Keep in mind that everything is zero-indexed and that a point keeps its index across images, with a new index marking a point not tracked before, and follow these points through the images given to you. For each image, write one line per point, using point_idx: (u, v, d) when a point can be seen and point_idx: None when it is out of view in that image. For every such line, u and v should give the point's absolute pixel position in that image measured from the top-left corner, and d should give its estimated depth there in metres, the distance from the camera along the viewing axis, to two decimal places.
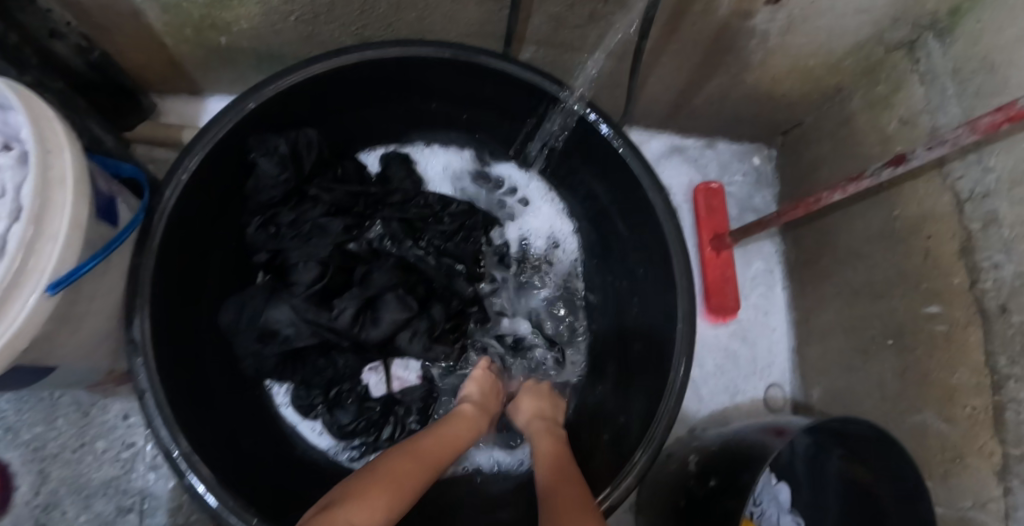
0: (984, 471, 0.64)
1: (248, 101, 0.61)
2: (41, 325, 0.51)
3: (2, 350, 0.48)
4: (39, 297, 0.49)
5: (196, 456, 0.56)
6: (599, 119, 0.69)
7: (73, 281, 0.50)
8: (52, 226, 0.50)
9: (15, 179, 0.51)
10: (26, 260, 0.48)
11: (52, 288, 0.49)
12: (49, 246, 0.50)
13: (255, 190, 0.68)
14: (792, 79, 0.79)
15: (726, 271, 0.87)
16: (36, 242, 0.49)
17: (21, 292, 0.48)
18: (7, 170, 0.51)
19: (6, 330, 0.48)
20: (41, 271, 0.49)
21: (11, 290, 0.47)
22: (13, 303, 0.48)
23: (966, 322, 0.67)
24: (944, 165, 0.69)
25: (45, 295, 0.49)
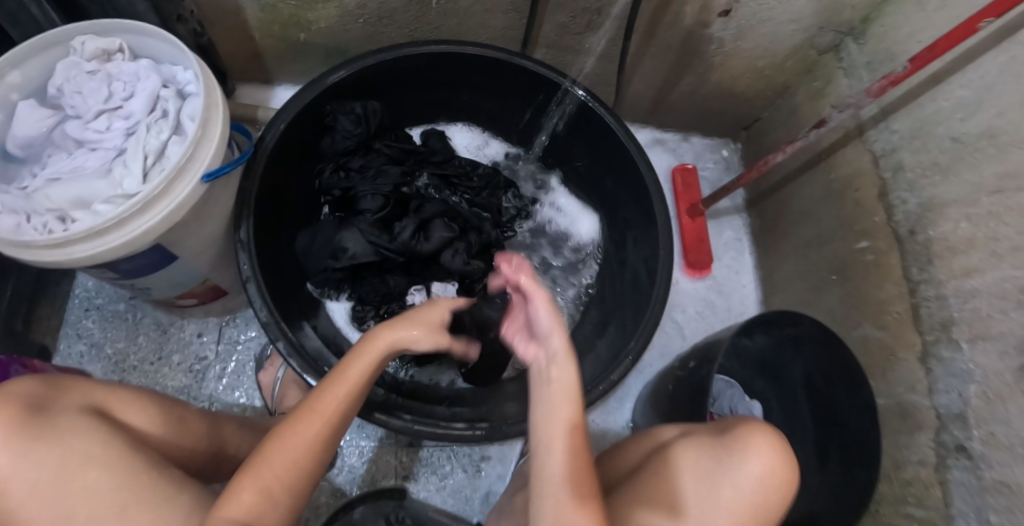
0: (911, 361, 0.81)
1: (332, 75, 0.80)
2: (192, 206, 0.68)
3: (166, 217, 0.65)
4: (197, 183, 0.66)
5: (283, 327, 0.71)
6: (587, 96, 0.89)
7: (218, 176, 0.68)
8: (209, 134, 0.67)
9: (176, 105, 0.70)
10: (191, 155, 0.65)
11: (207, 177, 0.66)
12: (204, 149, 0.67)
13: (332, 142, 0.86)
14: (747, 78, 1.01)
15: (701, 233, 1.07)
16: (198, 144, 0.66)
17: (183, 179, 0.65)
18: (169, 99, 0.70)
19: (173, 203, 0.64)
20: (199, 166, 0.66)
21: (181, 174, 0.65)
22: (178, 185, 0.65)
23: (887, 249, 0.85)
24: (863, 133, 0.91)
25: (199, 183, 0.67)
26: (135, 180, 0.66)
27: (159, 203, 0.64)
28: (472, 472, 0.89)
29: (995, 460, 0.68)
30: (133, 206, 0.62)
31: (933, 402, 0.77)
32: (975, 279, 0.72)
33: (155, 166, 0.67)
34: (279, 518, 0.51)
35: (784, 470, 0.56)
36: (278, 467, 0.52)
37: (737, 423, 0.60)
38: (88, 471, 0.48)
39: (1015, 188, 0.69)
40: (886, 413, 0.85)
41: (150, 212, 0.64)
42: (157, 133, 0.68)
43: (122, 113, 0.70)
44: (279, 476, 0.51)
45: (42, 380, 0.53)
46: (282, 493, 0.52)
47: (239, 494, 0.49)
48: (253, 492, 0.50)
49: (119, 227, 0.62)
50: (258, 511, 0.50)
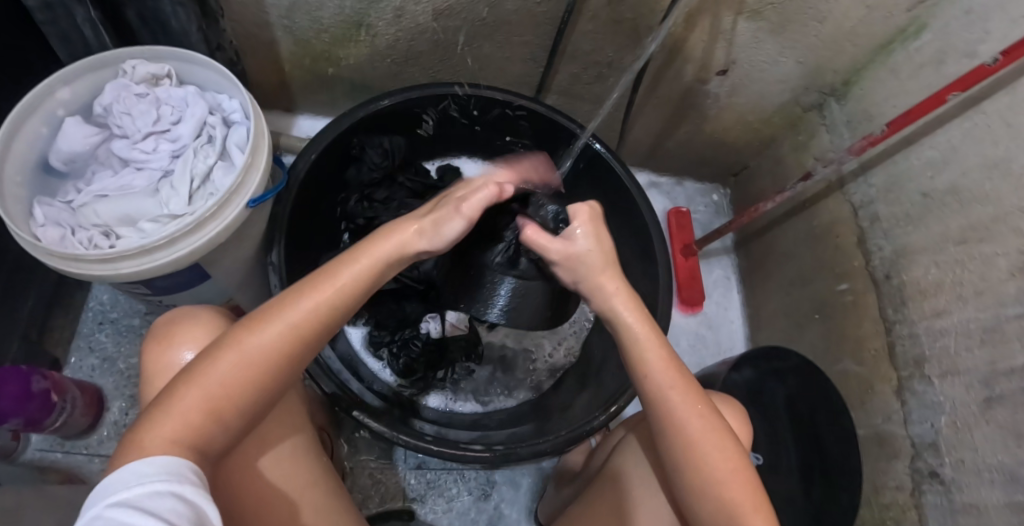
0: (887, 393, 0.88)
1: (363, 110, 0.86)
2: (235, 228, 0.71)
3: (212, 237, 0.68)
4: (244, 207, 0.70)
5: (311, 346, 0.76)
6: (601, 147, 0.96)
7: (261, 201, 0.72)
8: (257, 161, 0.71)
9: (222, 132, 0.74)
10: (241, 181, 0.69)
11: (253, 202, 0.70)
12: (252, 175, 0.71)
13: (359, 172, 0.92)
14: (738, 130, 1.11)
15: (693, 272, 1.15)
16: (248, 170, 0.70)
17: (232, 203, 0.69)
18: (217, 125, 0.74)
19: (222, 225, 0.68)
20: (246, 191, 0.70)
21: (231, 198, 0.68)
22: (227, 208, 0.68)
23: (865, 290, 0.94)
24: (843, 186, 1.00)
25: (245, 207, 0.70)
26: (181, 201, 0.69)
27: (208, 224, 0.67)
28: (478, 495, 0.91)
29: (965, 483, 0.75)
30: (186, 226, 0.65)
31: (908, 431, 0.84)
32: (944, 319, 0.81)
33: (201, 190, 0.70)
34: (221, 440, 0.51)
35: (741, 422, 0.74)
36: (226, 381, 0.51)
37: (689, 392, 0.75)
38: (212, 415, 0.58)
39: (977, 239, 0.78)
40: (865, 442, 0.92)
41: (199, 233, 0.67)
42: (205, 157, 0.72)
43: (170, 135, 0.74)
44: (227, 393, 0.51)
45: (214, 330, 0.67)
46: (230, 413, 0.51)
47: (184, 401, 0.49)
48: (200, 408, 0.49)
49: (169, 246, 0.65)
50: (204, 430, 0.50)
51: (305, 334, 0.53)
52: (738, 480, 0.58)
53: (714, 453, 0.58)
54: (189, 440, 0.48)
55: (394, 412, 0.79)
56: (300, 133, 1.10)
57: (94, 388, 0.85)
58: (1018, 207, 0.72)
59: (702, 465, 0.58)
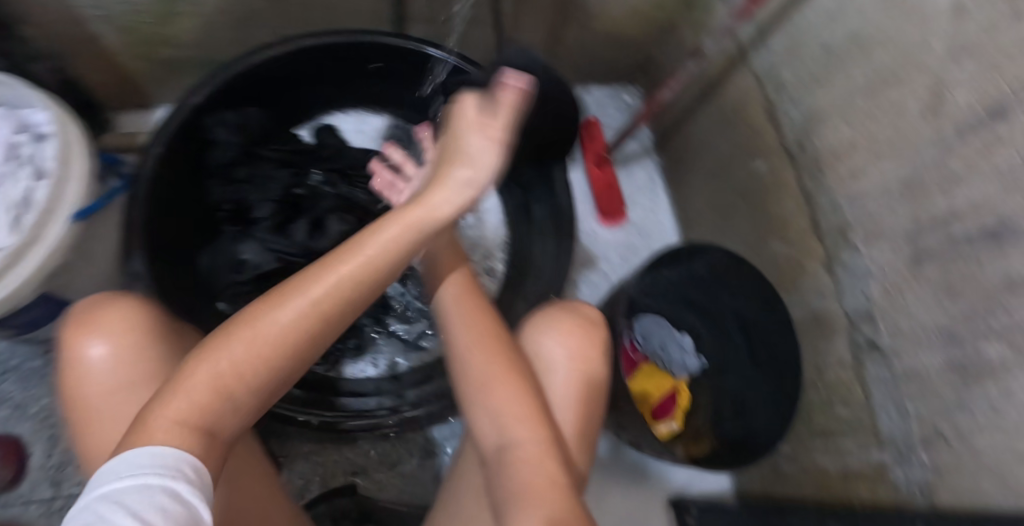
0: (817, 269, 0.83)
1: (195, 93, 0.79)
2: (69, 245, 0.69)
3: (41, 264, 0.65)
4: (67, 224, 0.67)
5: None
6: (464, 64, 0.84)
7: (90, 212, 0.69)
8: (71, 172, 0.69)
9: (33, 148, 0.70)
10: (56, 196, 0.67)
11: (78, 216, 0.68)
12: (70, 189, 0.68)
13: (214, 156, 0.86)
14: (630, 20, 1.02)
15: (610, 180, 1.08)
16: (62, 183, 0.68)
17: (53, 222, 0.66)
18: (26, 144, 0.71)
19: (45, 247, 0.65)
20: (68, 205, 0.67)
21: (48, 216, 0.66)
22: (49, 227, 0.66)
23: (780, 165, 0.87)
24: (744, 56, 0.92)
25: (71, 223, 0.68)
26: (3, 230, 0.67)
27: (30, 251, 0.64)
28: (423, 454, 0.90)
29: (904, 349, 0.70)
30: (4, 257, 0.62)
31: (842, 304, 0.80)
32: (862, 180, 0.74)
33: (22, 214, 0.68)
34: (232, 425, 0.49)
35: (591, 339, 0.66)
36: (240, 357, 0.49)
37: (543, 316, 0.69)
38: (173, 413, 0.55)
39: (886, 86, 0.70)
40: (802, 323, 0.87)
41: (22, 262, 0.64)
42: (20, 180, 0.69)
43: None
44: (243, 374, 0.48)
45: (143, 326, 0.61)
46: (245, 393, 0.49)
47: (208, 368, 0.48)
48: (208, 387, 0.47)
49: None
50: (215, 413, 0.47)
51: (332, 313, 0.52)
52: (542, 464, 0.52)
53: (523, 435, 0.55)
54: (203, 422, 0.46)
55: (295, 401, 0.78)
56: None
57: (8, 438, 0.82)
58: (921, 39, 0.64)
59: (505, 443, 0.55)
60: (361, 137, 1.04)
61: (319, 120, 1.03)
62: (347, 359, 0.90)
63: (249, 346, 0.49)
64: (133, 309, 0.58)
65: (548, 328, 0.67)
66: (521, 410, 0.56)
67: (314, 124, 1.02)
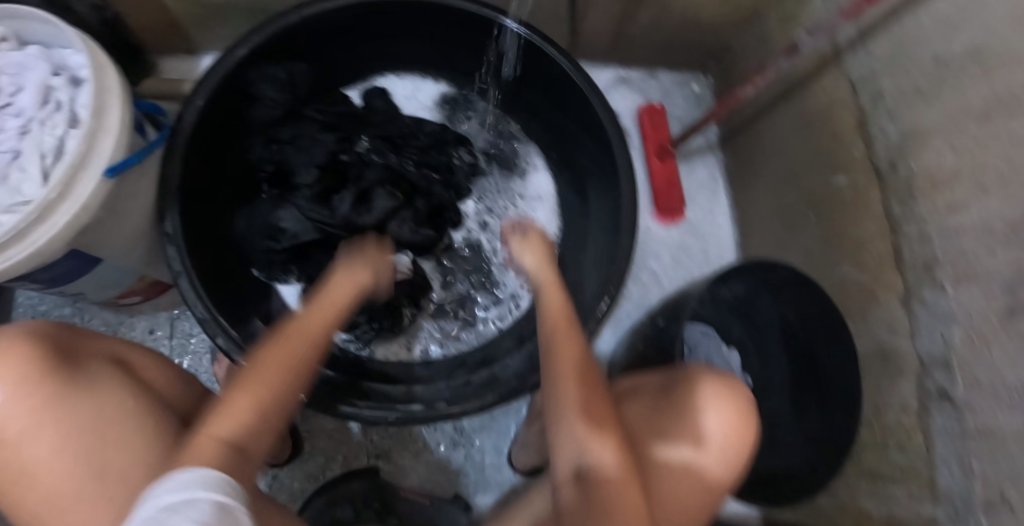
0: (892, 303, 0.76)
1: (240, 46, 0.73)
2: (100, 201, 0.65)
3: (71, 220, 0.62)
4: (101, 179, 0.64)
5: (206, 320, 0.68)
6: (535, 35, 0.77)
7: (125, 169, 0.66)
8: (107, 123, 0.65)
9: (68, 94, 0.67)
10: (88, 150, 0.63)
11: (110, 172, 0.64)
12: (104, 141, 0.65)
13: (258, 113, 0.81)
14: (714, 4, 0.94)
15: (672, 176, 0.98)
16: (94, 135, 0.64)
17: (84, 176, 0.63)
18: (62, 88, 0.67)
19: (75, 202, 0.62)
20: (101, 158, 0.64)
21: (79, 173, 0.62)
22: (79, 184, 0.63)
23: (866, 183, 0.79)
24: (840, 60, 0.83)
25: (104, 178, 0.64)
26: (34, 182, 0.64)
27: (59, 207, 0.62)
28: (449, 444, 0.84)
29: (977, 404, 0.63)
30: (31, 214, 0.59)
31: (915, 345, 0.73)
32: (960, 214, 0.66)
33: (54, 165, 0.65)
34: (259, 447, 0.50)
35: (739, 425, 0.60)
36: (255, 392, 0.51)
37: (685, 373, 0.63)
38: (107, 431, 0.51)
39: (999, 113, 0.61)
40: (867, 358, 0.80)
41: (53, 217, 0.61)
42: (53, 128, 0.66)
43: (11, 109, 0.67)
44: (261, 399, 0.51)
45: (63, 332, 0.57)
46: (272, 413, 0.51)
47: (243, 392, 0.50)
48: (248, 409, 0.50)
49: (21, 239, 0.60)
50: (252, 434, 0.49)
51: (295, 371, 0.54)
52: None
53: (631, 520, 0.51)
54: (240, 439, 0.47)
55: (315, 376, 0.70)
56: None
57: None
58: None
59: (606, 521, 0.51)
60: (412, 103, 0.96)
61: (371, 81, 0.96)
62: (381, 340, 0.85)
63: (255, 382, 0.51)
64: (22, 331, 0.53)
65: (703, 406, 0.60)
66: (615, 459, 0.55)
67: (366, 86, 0.96)
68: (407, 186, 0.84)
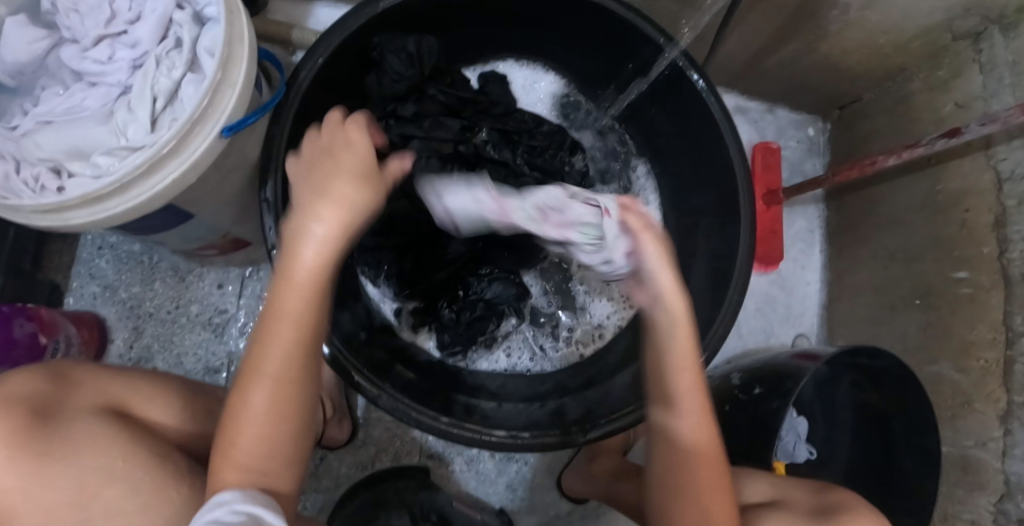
0: (988, 415, 0.73)
1: (380, 3, 0.68)
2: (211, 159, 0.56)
3: (177, 179, 0.53)
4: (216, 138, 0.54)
5: None
6: (700, 81, 0.74)
7: (241, 128, 0.56)
8: (232, 76, 0.55)
9: (192, 33, 0.56)
10: (209, 102, 0.53)
11: (228, 132, 0.55)
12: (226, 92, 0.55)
13: (381, 82, 0.76)
14: (861, 55, 0.88)
15: (774, 225, 0.97)
16: (219, 87, 0.53)
17: (199, 132, 0.53)
18: (184, 24, 0.56)
19: (186, 161, 0.53)
20: (219, 114, 0.54)
21: (195, 125, 0.52)
22: (192, 140, 0.53)
23: (989, 286, 0.75)
24: (990, 147, 0.75)
25: (219, 137, 0.55)
26: (141, 127, 0.54)
27: (167, 163, 0.52)
28: (502, 457, 0.85)
29: None
30: (138, 166, 0.50)
31: (1004, 466, 0.70)
32: None
33: (166, 112, 0.55)
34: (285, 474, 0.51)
35: None
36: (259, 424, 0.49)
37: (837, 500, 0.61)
38: (106, 488, 0.46)
39: None
40: (947, 461, 0.79)
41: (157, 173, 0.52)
42: (169, 69, 0.55)
43: (126, 39, 0.57)
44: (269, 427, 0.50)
45: (48, 382, 0.51)
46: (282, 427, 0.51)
47: (245, 421, 0.49)
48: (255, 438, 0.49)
49: (122, 192, 0.51)
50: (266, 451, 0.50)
51: (294, 363, 0.50)
52: None
53: None
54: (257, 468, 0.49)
55: (386, 379, 0.67)
56: (318, 26, 0.91)
57: (93, 319, 0.78)
58: None
59: None
60: (529, 97, 0.94)
61: (491, 65, 0.92)
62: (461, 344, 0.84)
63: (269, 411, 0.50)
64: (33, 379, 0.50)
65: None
66: (705, 440, 0.57)
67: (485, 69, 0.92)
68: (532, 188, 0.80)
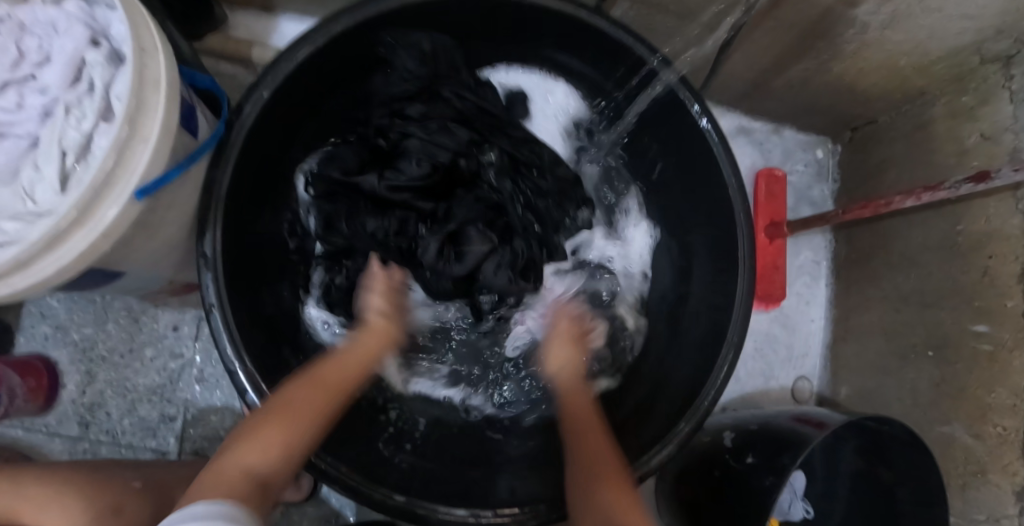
0: (1003, 489, 0.66)
1: (336, 25, 0.60)
2: (129, 223, 0.51)
3: (86, 250, 0.48)
4: (128, 202, 0.49)
5: (236, 367, 0.58)
6: (700, 110, 0.66)
7: (159, 188, 0.50)
8: (144, 129, 0.49)
9: (104, 76, 0.49)
10: (116, 163, 0.47)
11: (140, 194, 0.49)
12: (140, 149, 0.49)
13: (389, 83, 0.73)
14: (878, 75, 0.79)
15: (777, 259, 0.89)
16: (128, 145, 0.48)
17: (109, 196, 0.48)
18: (96, 66, 0.49)
19: (95, 230, 0.48)
20: (130, 175, 0.49)
21: (101, 191, 0.47)
22: (100, 206, 0.48)
23: (1012, 344, 0.68)
24: (1020, 188, 0.67)
25: (132, 201, 0.49)
26: (50, 189, 0.48)
27: (74, 234, 0.47)
28: None
29: None
30: (37, 242, 0.45)
31: None
32: None
33: (76, 170, 0.49)
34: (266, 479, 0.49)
35: None
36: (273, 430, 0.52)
37: None
38: None
39: None
40: None
41: (62, 245, 0.47)
42: (78, 120, 0.49)
43: (35, 84, 0.51)
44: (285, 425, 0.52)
45: None
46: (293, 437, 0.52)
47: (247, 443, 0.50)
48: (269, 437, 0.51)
49: (23, 268, 0.46)
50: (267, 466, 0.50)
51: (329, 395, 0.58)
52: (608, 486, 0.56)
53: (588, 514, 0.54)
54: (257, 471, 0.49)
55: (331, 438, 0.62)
56: (281, 43, 0.85)
57: (39, 364, 0.74)
58: None
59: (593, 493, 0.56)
60: (541, 105, 0.84)
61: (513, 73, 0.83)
62: (421, 374, 0.79)
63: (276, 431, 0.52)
64: None
65: None
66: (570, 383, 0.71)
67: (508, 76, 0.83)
68: (504, 227, 0.75)
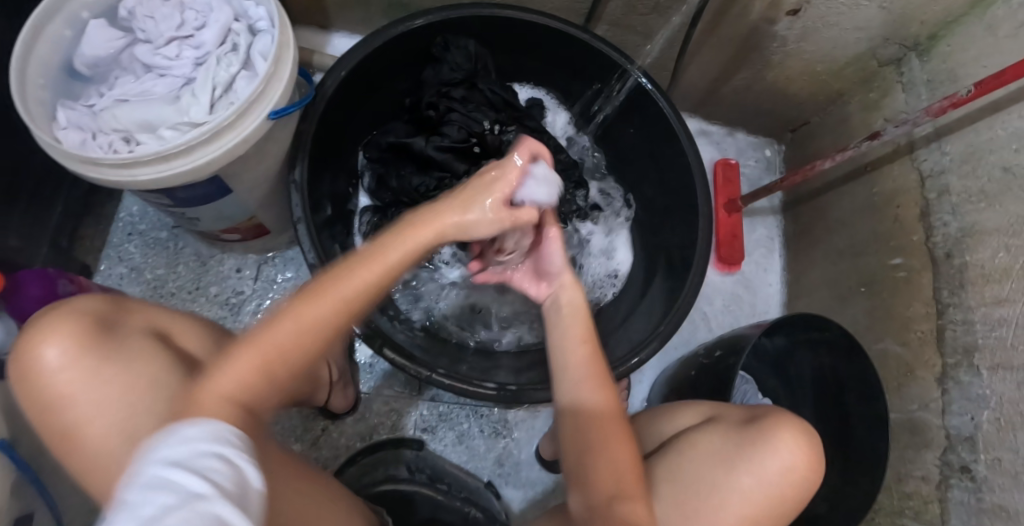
0: (928, 380, 0.81)
1: (393, 28, 0.81)
2: (257, 137, 0.67)
3: (229, 150, 0.64)
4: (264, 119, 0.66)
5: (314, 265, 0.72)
6: (649, 84, 0.87)
7: (284, 114, 0.68)
8: (280, 71, 0.67)
9: (247, 40, 0.69)
10: (261, 91, 0.65)
11: (274, 115, 0.66)
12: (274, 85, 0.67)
13: (438, 72, 0.90)
14: (803, 81, 1.03)
15: (735, 229, 1.09)
16: (270, 80, 0.65)
17: (253, 112, 0.65)
18: (241, 33, 0.69)
19: (240, 135, 0.64)
20: (268, 100, 0.66)
21: (249, 108, 0.64)
22: (246, 119, 0.64)
23: (921, 268, 0.85)
24: (913, 151, 0.89)
25: (266, 119, 0.66)
26: (202, 109, 0.66)
27: (226, 135, 0.63)
28: (490, 433, 0.91)
29: (997, 484, 0.68)
30: (203, 133, 0.61)
31: (944, 422, 0.78)
32: (1004, 308, 0.70)
33: (222, 99, 0.67)
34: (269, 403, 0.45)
35: (810, 470, 0.61)
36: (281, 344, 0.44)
37: (765, 411, 0.64)
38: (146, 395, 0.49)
39: None
40: (896, 427, 0.87)
41: (215, 142, 0.63)
42: (228, 65, 0.67)
43: (193, 42, 0.70)
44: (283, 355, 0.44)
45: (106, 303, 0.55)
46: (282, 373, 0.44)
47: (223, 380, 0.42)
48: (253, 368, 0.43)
49: (185, 154, 0.62)
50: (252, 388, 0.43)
51: (320, 329, 0.45)
52: None
53: None
54: (246, 400, 0.42)
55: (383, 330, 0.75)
56: (334, 52, 1.05)
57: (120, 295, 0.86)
58: None
59: None
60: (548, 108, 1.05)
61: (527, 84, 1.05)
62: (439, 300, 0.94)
63: (257, 363, 0.43)
64: (90, 307, 0.53)
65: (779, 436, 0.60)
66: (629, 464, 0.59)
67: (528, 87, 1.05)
68: None
